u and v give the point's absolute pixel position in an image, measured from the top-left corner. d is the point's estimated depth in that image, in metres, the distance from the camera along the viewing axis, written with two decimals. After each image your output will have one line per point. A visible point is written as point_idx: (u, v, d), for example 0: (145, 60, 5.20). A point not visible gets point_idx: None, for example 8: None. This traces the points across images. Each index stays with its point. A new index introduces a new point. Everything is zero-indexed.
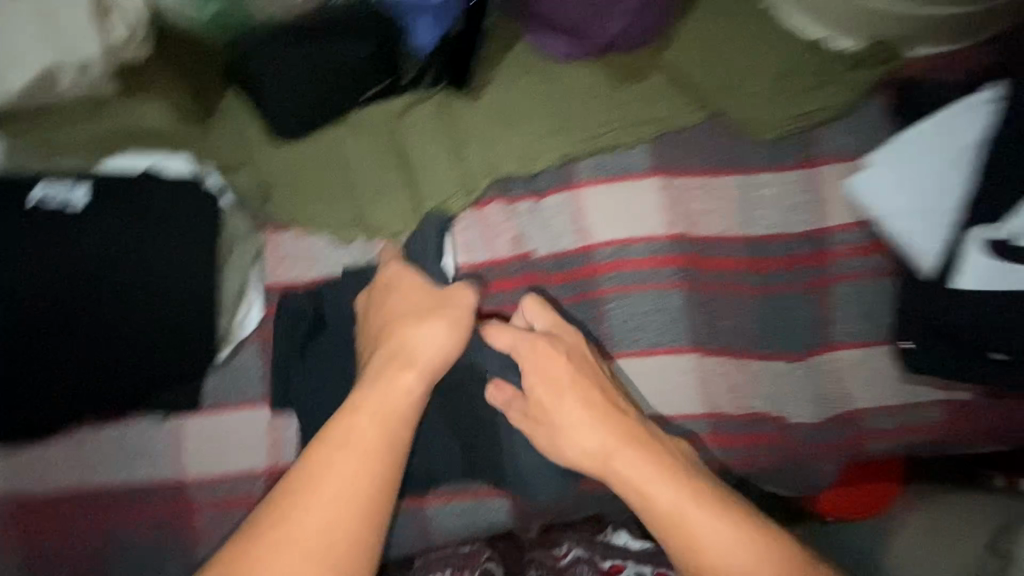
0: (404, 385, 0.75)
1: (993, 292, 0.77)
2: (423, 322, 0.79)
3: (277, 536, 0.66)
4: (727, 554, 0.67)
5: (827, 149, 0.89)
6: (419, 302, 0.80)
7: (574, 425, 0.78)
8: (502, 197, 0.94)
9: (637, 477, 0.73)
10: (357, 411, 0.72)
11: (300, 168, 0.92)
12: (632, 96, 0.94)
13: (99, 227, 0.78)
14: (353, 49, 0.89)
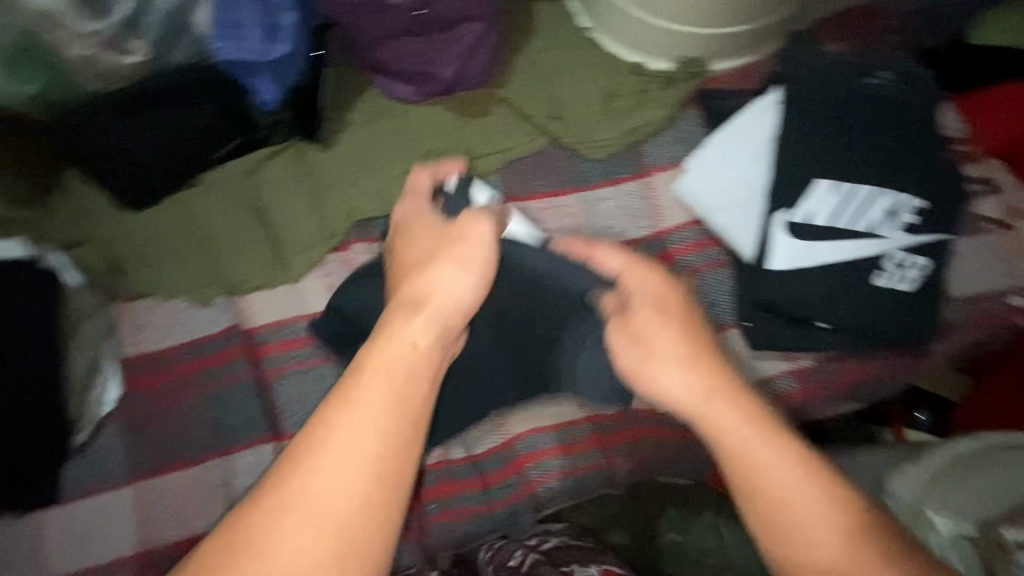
0: (417, 344, 0.58)
1: (811, 269, 0.84)
2: (448, 264, 0.64)
3: (283, 525, 0.47)
4: (808, 497, 0.52)
5: (657, 160, 0.97)
6: (435, 243, 0.67)
7: (665, 367, 0.60)
8: (363, 239, 0.95)
9: (734, 442, 0.55)
10: (375, 374, 0.54)
11: (152, 233, 0.92)
12: (476, 131, 1.00)
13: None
14: (190, 114, 0.90)
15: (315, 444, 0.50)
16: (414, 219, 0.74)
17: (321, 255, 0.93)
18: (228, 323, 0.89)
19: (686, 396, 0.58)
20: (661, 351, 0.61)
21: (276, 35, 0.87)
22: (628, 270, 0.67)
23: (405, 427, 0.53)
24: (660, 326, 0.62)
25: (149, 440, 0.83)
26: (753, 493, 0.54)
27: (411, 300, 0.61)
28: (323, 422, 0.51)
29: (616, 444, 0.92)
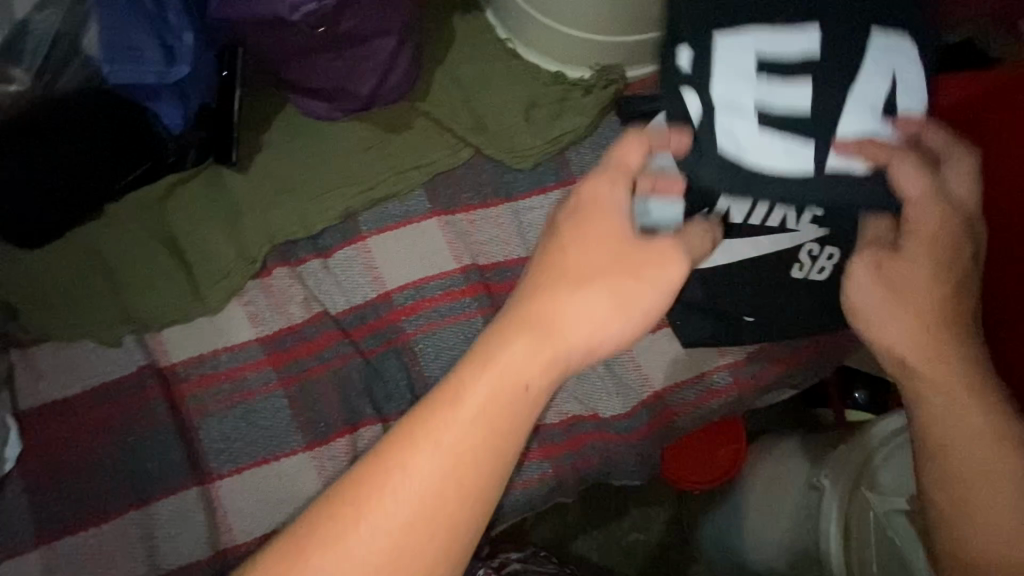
0: (529, 384, 0.52)
1: (738, 267, 0.85)
2: (588, 286, 0.54)
3: (353, 526, 0.48)
4: (976, 472, 0.58)
5: (581, 167, 0.98)
6: (615, 250, 0.55)
7: (883, 314, 0.61)
8: (286, 263, 0.91)
9: (929, 413, 0.60)
10: (470, 397, 0.51)
11: (51, 272, 0.86)
12: (400, 145, 0.98)
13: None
14: (85, 140, 0.84)
15: (417, 452, 0.49)
16: (593, 206, 0.57)
17: (239, 284, 0.88)
18: (139, 363, 0.83)
19: (893, 356, 0.61)
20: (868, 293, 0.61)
21: (173, 55, 0.84)
22: (951, 207, 0.59)
23: (483, 461, 0.50)
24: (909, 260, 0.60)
25: (58, 498, 0.76)
26: (941, 453, 0.59)
27: (517, 320, 0.53)
28: (413, 436, 0.50)
29: (562, 454, 0.91)
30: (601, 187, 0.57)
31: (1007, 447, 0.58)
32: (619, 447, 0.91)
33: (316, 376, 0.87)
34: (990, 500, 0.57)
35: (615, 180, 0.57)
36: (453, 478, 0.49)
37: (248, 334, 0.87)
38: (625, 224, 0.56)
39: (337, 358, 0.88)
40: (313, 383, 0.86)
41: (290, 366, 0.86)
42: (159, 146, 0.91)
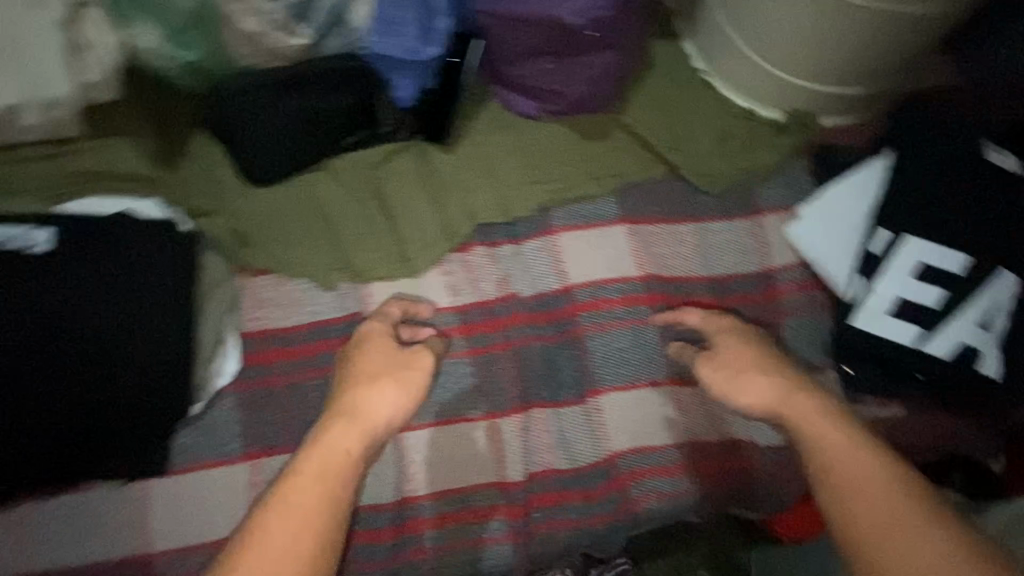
0: (352, 444, 0.73)
1: (911, 332, 0.89)
2: (381, 388, 0.79)
3: (260, 534, 0.63)
4: (889, 528, 0.64)
5: (772, 200, 1.00)
6: (385, 364, 0.80)
7: (743, 389, 0.80)
8: (484, 242, 0.97)
9: (841, 447, 0.72)
10: (315, 449, 0.72)
11: (278, 212, 0.92)
12: (598, 151, 1.03)
13: (55, 275, 0.72)
14: (335, 99, 0.90)
15: (287, 485, 0.68)
16: (377, 335, 0.84)
17: (442, 254, 0.95)
18: (351, 309, 0.90)
19: (776, 401, 0.80)
20: (734, 376, 0.81)
21: (431, 36, 0.90)
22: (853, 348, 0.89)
23: (330, 484, 0.69)
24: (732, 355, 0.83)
25: (265, 419, 0.82)
26: (846, 510, 0.68)
27: (346, 402, 0.76)
28: (326, 470, 0.70)
29: (714, 473, 0.92)
30: (376, 337, 0.83)
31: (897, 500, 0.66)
32: (764, 474, 0.93)
33: (498, 352, 0.92)
34: (876, 529, 0.65)
35: (389, 328, 0.85)
36: (314, 499, 0.67)
37: (444, 302, 0.93)
38: (393, 351, 0.83)
39: (518, 339, 0.93)
40: (495, 358, 0.92)
41: (476, 338, 0.93)
42: (382, 112, 0.98)
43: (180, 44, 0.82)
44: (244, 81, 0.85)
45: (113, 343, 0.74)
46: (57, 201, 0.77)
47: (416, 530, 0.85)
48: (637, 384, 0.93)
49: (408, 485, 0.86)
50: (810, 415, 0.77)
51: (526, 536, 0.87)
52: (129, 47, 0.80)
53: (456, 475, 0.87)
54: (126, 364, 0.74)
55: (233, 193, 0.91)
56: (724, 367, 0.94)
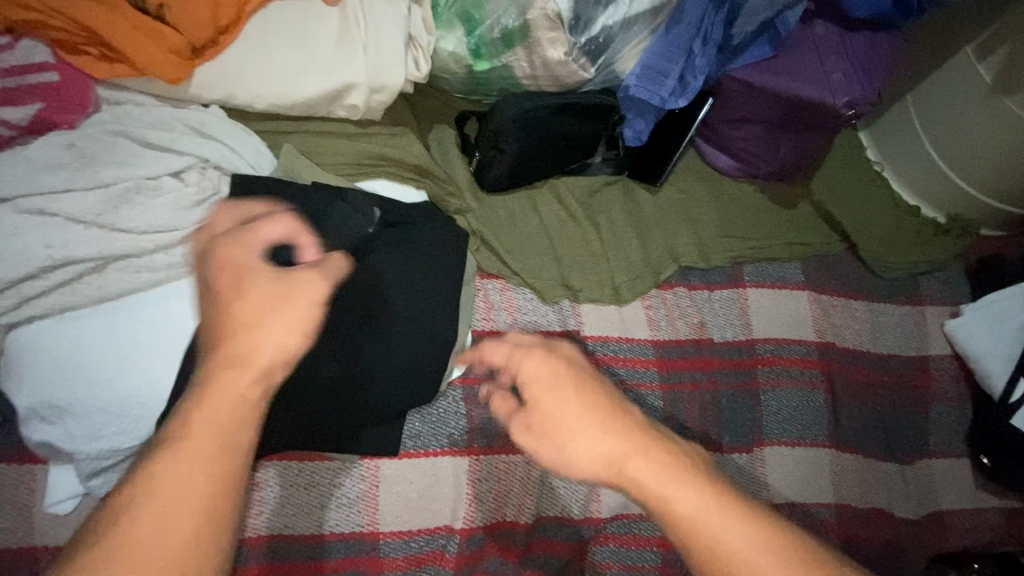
0: (251, 392, 0.46)
1: None
2: (246, 323, 0.48)
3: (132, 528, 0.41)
4: None
5: (930, 293, 1.11)
6: (266, 300, 0.49)
7: (582, 436, 0.56)
8: (683, 284, 1.03)
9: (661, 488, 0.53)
10: (209, 401, 0.45)
11: (508, 221, 0.98)
12: (789, 219, 1.10)
13: (365, 257, 0.76)
14: (582, 125, 0.97)
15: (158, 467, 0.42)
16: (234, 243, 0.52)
17: (647, 287, 1.00)
18: (570, 326, 0.96)
19: (604, 464, 0.55)
20: (576, 423, 0.57)
21: (684, 90, 0.95)
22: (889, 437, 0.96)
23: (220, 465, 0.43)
24: (556, 400, 0.58)
25: (487, 418, 0.85)
26: None
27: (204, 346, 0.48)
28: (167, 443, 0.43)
29: (856, 536, 1.00)
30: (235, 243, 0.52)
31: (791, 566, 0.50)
32: (898, 543, 1.01)
33: (685, 389, 0.98)
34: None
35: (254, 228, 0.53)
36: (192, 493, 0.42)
37: (645, 334, 0.99)
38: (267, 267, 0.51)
39: (706, 380, 0.99)
40: (682, 395, 0.98)
41: (670, 373, 0.98)
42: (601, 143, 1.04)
43: (476, 53, 0.86)
44: (518, 97, 0.90)
45: (404, 326, 0.77)
46: (348, 178, 0.79)
47: (591, 545, 0.87)
48: (802, 442, 1.01)
49: (594, 505, 0.87)
50: (669, 482, 0.53)
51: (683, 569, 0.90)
52: (433, 49, 0.86)
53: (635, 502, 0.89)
54: (410, 347, 0.77)
55: (472, 197, 0.96)
56: (877, 439, 1.03)
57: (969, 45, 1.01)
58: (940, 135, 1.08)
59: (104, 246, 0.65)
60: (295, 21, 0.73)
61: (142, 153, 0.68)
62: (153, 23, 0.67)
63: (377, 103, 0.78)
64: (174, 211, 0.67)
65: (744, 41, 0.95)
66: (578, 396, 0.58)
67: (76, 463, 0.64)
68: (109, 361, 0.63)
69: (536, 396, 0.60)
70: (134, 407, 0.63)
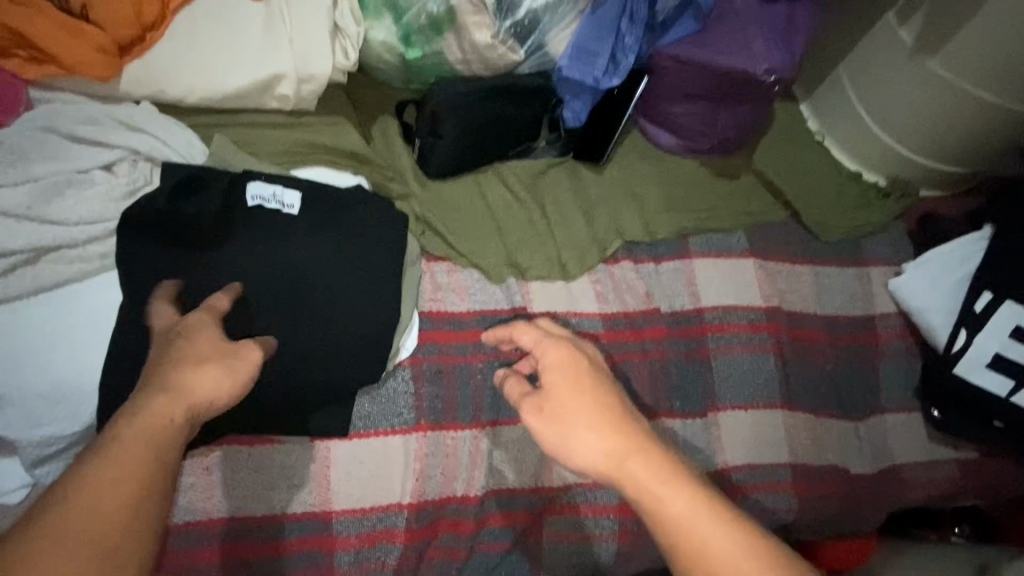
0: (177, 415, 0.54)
1: (987, 381, 1.00)
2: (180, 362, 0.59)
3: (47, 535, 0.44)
4: None
5: (875, 255, 1.14)
6: (211, 351, 0.61)
7: (583, 428, 0.63)
8: (629, 257, 1.06)
9: (655, 482, 0.59)
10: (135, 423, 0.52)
11: (452, 205, 1.00)
12: (730, 190, 1.13)
13: (302, 239, 0.77)
14: (520, 107, 1.00)
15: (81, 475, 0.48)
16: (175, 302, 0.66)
17: (594, 262, 1.03)
18: (518, 302, 0.97)
19: (604, 459, 0.61)
20: (583, 414, 0.64)
21: (617, 68, 0.98)
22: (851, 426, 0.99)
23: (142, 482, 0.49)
24: (571, 391, 0.66)
25: (433, 395, 0.87)
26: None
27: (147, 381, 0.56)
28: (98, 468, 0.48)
29: (813, 493, 1.01)
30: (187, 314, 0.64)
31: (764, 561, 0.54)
32: (855, 498, 1.03)
33: (637, 359, 1.00)
34: None
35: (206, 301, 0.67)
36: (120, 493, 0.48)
37: (593, 308, 1.01)
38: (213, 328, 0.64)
39: (657, 350, 1.01)
40: (634, 365, 0.99)
41: (621, 344, 1.00)
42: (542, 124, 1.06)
43: (407, 41, 0.89)
44: (452, 82, 0.93)
45: (345, 307, 0.79)
46: (285, 166, 0.82)
47: (546, 515, 0.88)
48: (755, 405, 1.03)
49: (546, 475, 0.88)
50: (664, 479, 0.59)
51: (640, 533, 0.91)
52: (364, 39, 0.88)
53: None
54: (352, 326, 0.79)
55: (414, 183, 0.98)
56: (828, 398, 1.05)
57: (889, 12, 1.05)
58: (872, 99, 1.12)
59: (36, 236, 0.66)
60: (221, 13, 0.76)
61: (71, 147, 0.70)
62: (77, 21, 0.69)
63: (308, 92, 0.80)
64: (106, 202, 0.70)
65: (669, 18, 0.99)
66: (597, 393, 0.65)
67: (19, 451, 0.65)
68: (42, 350, 0.65)
69: (555, 383, 0.67)
70: (71, 392, 0.65)
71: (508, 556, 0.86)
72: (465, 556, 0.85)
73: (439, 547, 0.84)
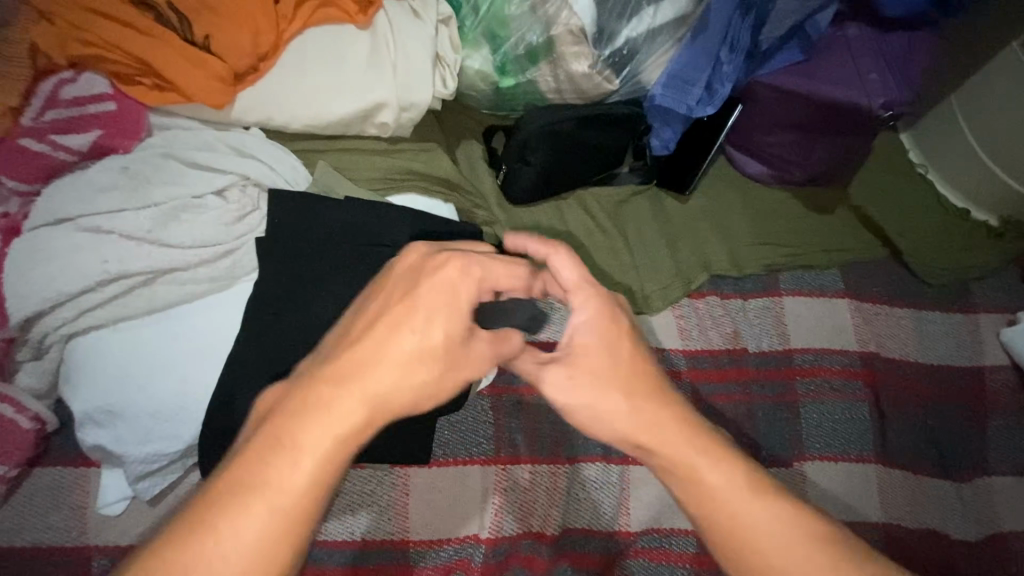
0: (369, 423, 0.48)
1: None
2: (391, 355, 0.49)
3: (213, 543, 0.43)
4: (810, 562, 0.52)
5: (984, 300, 1.05)
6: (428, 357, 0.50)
7: (618, 397, 0.56)
8: (715, 292, 1.02)
9: (687, 458, 0.55)
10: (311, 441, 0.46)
11: (534, 233, 0.99)
12: (825, 226, 1.07)
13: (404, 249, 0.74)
14: (609, 136, 0.97)
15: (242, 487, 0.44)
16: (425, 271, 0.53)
17: (678, 296, 0.99)
18: None
19: (637, 431, 0.56)
20: (617, 381, 0.57)
21: (712, 98, 0.94)
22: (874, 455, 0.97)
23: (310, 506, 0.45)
24: (601, 350, 0.58)
25: (513, 427, 0.84)
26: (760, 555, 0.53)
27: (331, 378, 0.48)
28: (258, 471, 0.44)
29: (909, 557, 0.94)
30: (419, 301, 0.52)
31: (798, 529, 0.53)
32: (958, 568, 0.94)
33: (721, 400, 0.96)
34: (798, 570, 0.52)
35: (466, 265, 0.53)
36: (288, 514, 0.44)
37: (677, 344, 0.97)
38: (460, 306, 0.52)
39: (742, 392, 0.97)
40: (717, 407, 0.96)
41: (702, 384, 0.96)
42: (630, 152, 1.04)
43: (502, 70, 0.88)
44: (544, 110, 0.92)
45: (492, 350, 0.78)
46: (379, 193, 0.82)
47: (622, 561, 0.84)
48: (846, 457, 0.96)
49: (624, 517, 0.86)
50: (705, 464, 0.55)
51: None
52: (460, 67, 0.88)
53: (666, 515, 0.87)
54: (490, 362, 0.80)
55: (498, 211, 0.97)
56: (928, 454, 0.98)
57: (1015, 41, 0.97)
58: (985, 132, 1.04)
59: (156, 260, 0.68)
60: (332, 43, 0.77)
61: (186, 172, 0.71)
62: (199, 52, 0.71)
63: (407, 120, 0.81)
64: (217, 225, 0.70)
65: (773, 48, 0.94)
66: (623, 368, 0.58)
67: (125, 466, 0.66)
68: (151, 370, 0.66)
69: (587, 347, 0.58)
70: (177, 411, 0.66)
71: None
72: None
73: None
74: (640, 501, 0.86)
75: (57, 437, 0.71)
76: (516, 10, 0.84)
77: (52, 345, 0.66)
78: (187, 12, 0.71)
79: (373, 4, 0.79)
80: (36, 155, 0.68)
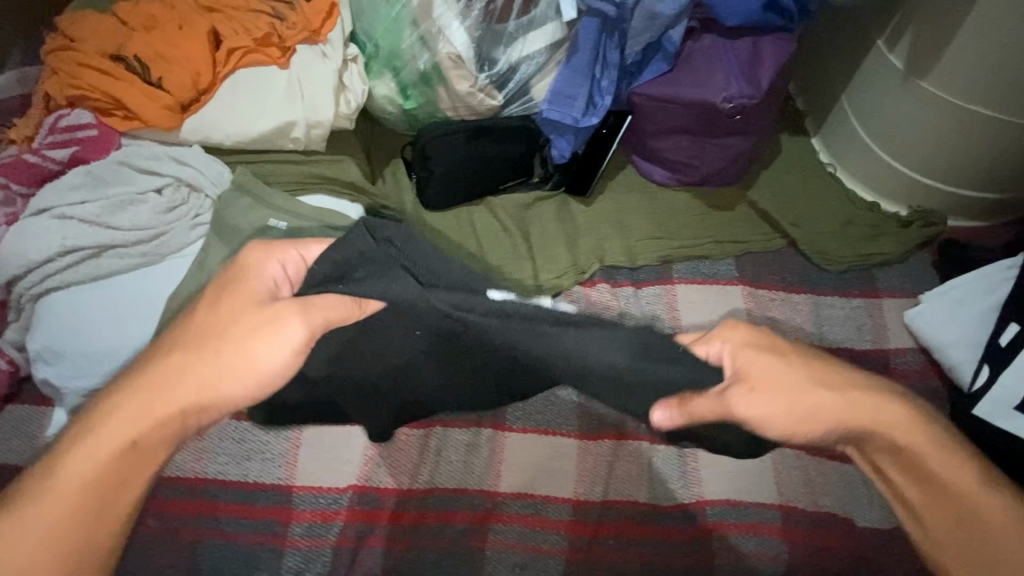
0: (183, 400, 0.62)
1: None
2: (203, 352, 0.63)
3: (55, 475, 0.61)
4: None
5: (888, 285, 1.07)
6: (235, 345, 0.63)
7: (795, 395, 0.64)
8: (607, 281, 1.09)
9: (949, 470, 0.66)
10: (133, 399, 0.62)
11: (443, 230, 1.13)
12: (722, 220, 1.14)
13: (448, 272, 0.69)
14: (507, 147, 1.11)
15: (74, 455, 0.61)
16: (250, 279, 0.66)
17: (570, 285, 1.08)
18: None
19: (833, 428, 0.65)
20: (789, 380, 0.65)
21: (595, 108, 1.07)
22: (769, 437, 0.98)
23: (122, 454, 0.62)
24: (769, 361, 0.65)
25: None
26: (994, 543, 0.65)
27: (161, 353, 0.64)
28: (80, 429, 0.62)
29: (805, 542, 0.92)
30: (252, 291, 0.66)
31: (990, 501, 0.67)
32: (863, 554, 0.92)
33: None
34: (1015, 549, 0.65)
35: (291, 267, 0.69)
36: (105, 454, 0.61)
37: None
38: (264, 302, 0.65)
39: None
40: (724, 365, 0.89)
41: None
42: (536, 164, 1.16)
43: (405, 94, 1.07)
44: (442, 125, 1.08)
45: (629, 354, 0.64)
46: (294, 192, 1.01)
47: (492, 523, 0.90)
48: None
49: (494, 479, 0.92)
50: (917, 440, 0.66)
51: (593, 552, 0.89)
52: (370, 94, 1.08)
53: (540, 481, 0.93)
54: (613, 382, 0.64)
55: (410, 212, 1.13)
56: None
57: (880, 39, 1.03)
58: (873, 126, 1.09)
59: (102, 238, 0.88)
60: (255, 77, 0.98)
61: (137, 176, 0.93)
62: (152, 89, 0.94)
63: (317, 134, 1.01)
64: (153, 213, 0.91)
65: (638, 61, 1.06)
66: (799, 364, 0.66)
67: (64, 398, 0.84)
68: (90, 322, 0.85)
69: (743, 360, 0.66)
70: (104, 354, 0.83)
71: (452, 555, 0.87)
72: (406, 547, 0.87)
73: (378, 536, 0.87)
74: (513, 464, 0.93)
75: (29, 381, 0.90)
76: (406, 44, 1.03)
77: (26, 305, 0.88)
78: (147, 61, 0.95)
79: (290, 47, 1.00)
80: (33, 166, 0.93)
